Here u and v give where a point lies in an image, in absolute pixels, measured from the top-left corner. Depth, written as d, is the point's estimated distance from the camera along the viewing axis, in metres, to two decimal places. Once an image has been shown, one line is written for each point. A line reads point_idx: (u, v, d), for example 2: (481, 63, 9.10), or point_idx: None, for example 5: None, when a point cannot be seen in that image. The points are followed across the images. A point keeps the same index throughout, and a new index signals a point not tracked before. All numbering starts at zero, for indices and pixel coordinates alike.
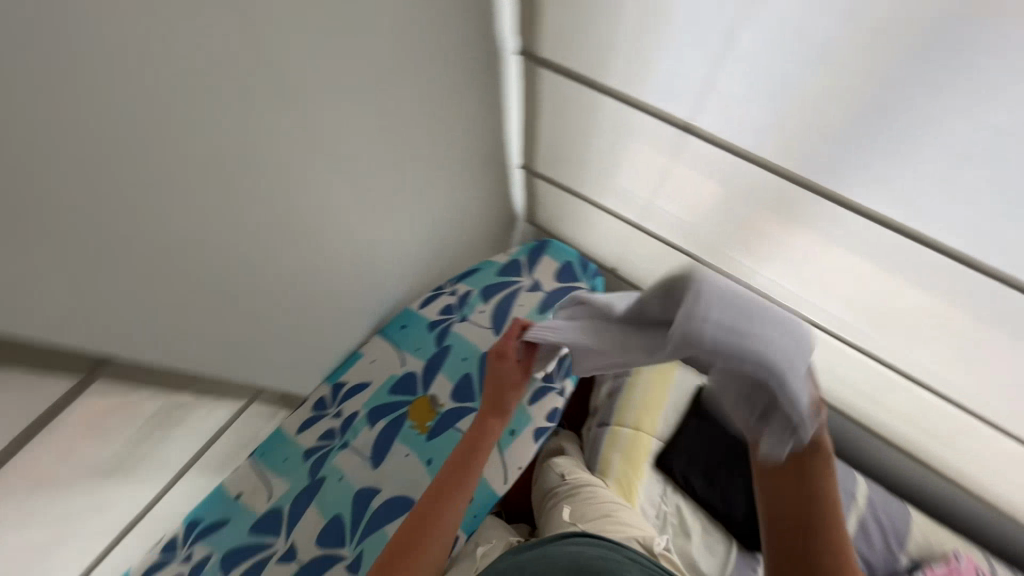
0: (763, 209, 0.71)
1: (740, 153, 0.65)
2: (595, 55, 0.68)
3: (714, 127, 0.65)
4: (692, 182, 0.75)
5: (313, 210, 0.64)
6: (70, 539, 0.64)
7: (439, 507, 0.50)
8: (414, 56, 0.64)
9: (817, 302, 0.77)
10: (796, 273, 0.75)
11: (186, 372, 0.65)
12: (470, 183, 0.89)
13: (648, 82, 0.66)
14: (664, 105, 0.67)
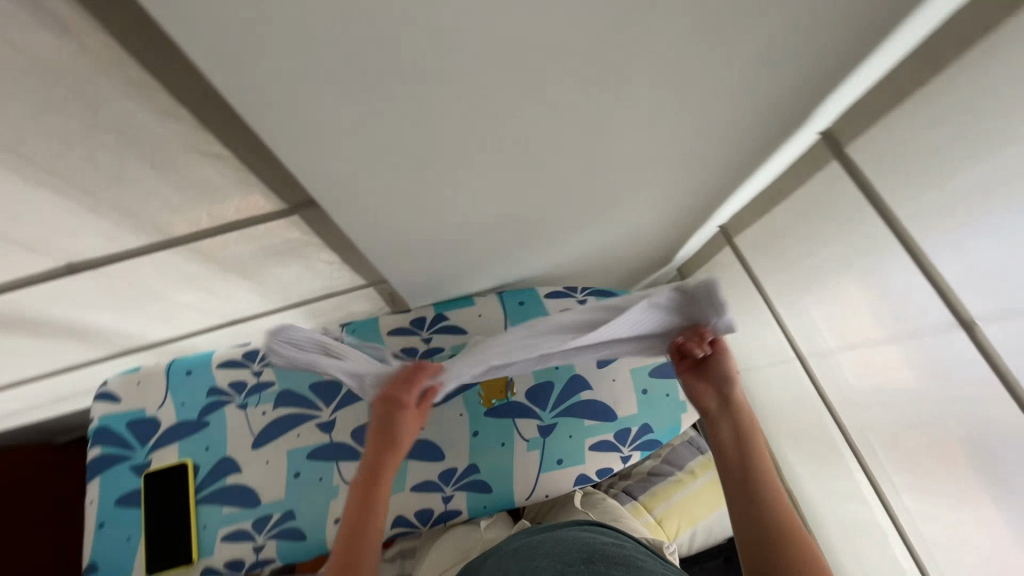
0: (952, 443, 0.61)
1: (982, 394, 0.55)
2: (914, 197, 0.55)
3: (970, 352, 0.55)
4: (899, 363, 0.66)
5: (536, 187, 0.58)
6: (193, 314, 0.73)
7: (365, 540, 0.55)
8: (748, 110, 0.53)
9: (930, 543, 0.69)
10: (933, 513, 0.67)
11: (344, 249, 0.66)
12: (674, 215, 0.81)
13: (946, 264, 0.55)
14: (940, 293, 0.57)
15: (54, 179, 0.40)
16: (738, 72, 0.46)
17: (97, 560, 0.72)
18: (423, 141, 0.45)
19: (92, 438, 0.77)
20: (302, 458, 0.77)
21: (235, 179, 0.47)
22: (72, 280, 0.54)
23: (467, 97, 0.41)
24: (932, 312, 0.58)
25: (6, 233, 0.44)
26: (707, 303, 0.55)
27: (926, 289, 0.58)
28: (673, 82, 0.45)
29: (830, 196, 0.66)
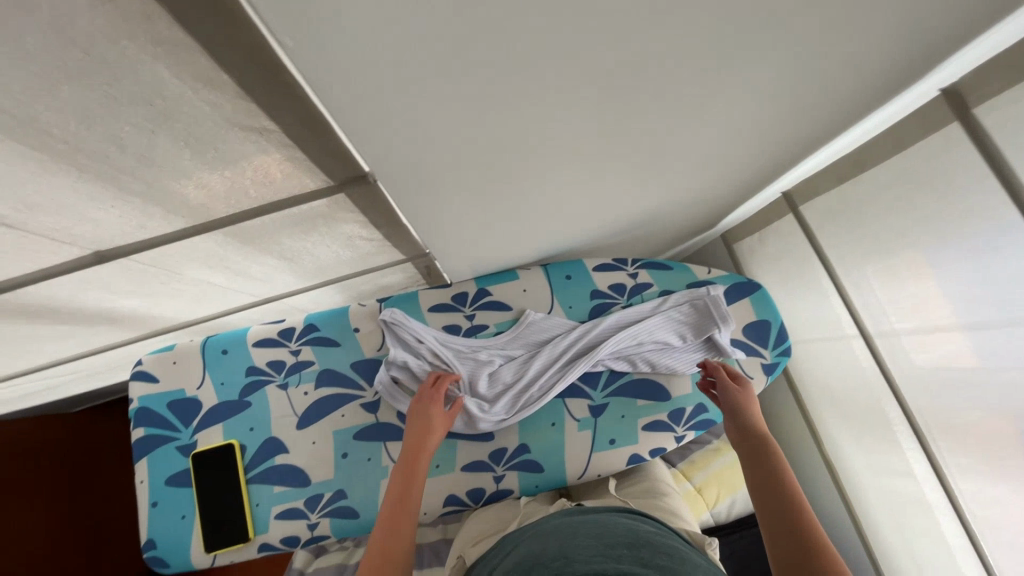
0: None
1: None
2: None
3: None
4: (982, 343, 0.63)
5: (614, 151, 0.51)
6: (227, 295, 0.68)
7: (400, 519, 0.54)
8: (874, 57, 0.45)
9: (984, 521, 0.69)
10: (995, 493, 0.66)
11: (389, 225, 0.60)
12: (743, 179, 0.73)
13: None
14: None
15: (76, 162, 0.34)
16: (887, 11, 0.38)
17: (155, 537, 0.73)
18: (505, 107, 0.38)
19: (134, 419, 0.76)
20: (349, 438, 0.76)
21: (280, 155, 0.40)
22: (101, 268, 0.48)
23: (569, 51, 0.33)
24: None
25: (25, 223, 0.38)
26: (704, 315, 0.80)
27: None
28: (809, 25, 0.37)
29: (938, 158, 0.60)
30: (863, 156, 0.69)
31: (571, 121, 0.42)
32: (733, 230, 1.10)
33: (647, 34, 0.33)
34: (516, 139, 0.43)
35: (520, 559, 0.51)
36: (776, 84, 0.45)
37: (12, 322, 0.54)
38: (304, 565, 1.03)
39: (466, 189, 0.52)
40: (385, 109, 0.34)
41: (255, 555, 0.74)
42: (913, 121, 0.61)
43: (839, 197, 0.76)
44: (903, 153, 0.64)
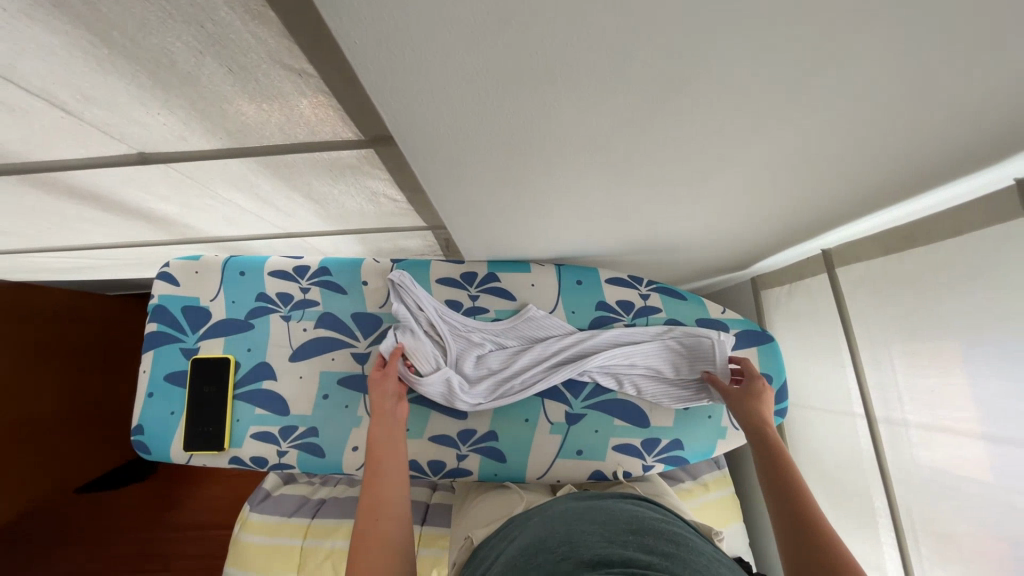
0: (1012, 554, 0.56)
1: None
2: None
3: None
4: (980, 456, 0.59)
5: (643, 169, 0.50)
6: (254, 221, 0.72)
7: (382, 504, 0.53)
8: (942, 131, 0.42)
9: None
10: None
11: (413, 191, 0.62)
12: (779, 225, 0.70)
13: None
14: None
15: (131, 66, 0.36)
16: (961, 87, 0.35)
17: (143, 424, 0.79)
18: (535, 100, 0.38)
19: (150, 313, 0.82)
20: (333, 382, 0.79)
21: (316, 99, 0.42)
22: (141, 168, 0.52)
23: (606, 59, 0.33)
24: None
25: (81, 112, 0.42)
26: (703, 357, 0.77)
27: None
28: (869, 84, 0.35)
29: (994, 253, 0.56)
30: (916, 232, 0.65)
31: (601, 129, 0.42)
32: (763, 276, 1.06)
33: (689, 58, 0.32)
34: (544, 134, 0.43)
35: (527, 540, 0.55)
36: (823, 138, 0.43)
37: (61, 199, 0.60)
38: (272, 487, 1.09)
39: (488, 175, 0.52)
40: (416, 77, 0.35)
41: (225, 464, 0.79)
42: (977, 207, 0.57)
43: (880, 269, 0.72)
44: (958, 239, 0.59)
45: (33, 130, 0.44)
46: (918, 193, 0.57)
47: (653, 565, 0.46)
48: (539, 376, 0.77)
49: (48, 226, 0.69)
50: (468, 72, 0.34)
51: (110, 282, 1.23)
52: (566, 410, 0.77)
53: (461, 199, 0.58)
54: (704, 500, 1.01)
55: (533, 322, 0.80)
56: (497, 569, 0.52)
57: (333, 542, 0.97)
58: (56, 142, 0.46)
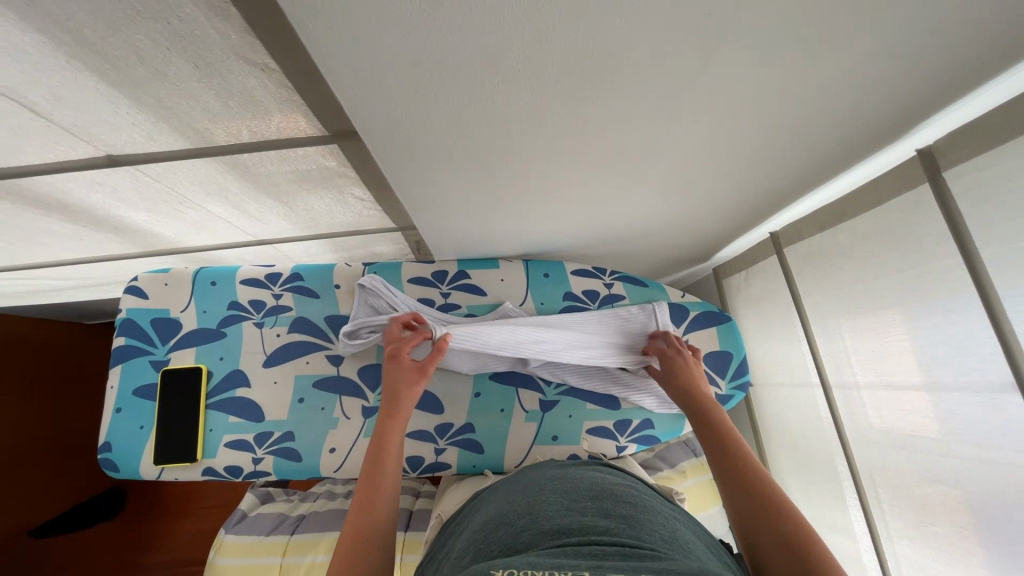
0: (957, 490, 0.60)
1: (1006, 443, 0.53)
2: (1003, 229, 0.51)
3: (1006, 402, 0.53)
4: (915, 406, 0.65)
5: (590, 153, 0.55)
6: (224, 228, 0.73)
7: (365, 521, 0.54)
8: (837, 100, 0.48)
9: None
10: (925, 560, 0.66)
11: (379, 188, 0.65)
12: (724, 208, 0.76)
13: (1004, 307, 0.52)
14: (983, 338, 0.54)
15: (102, 66, 0.39)
16: (841, 56, 0.41)
17: (111, 441, 0.77)
18: (480, 86, 0.42)
19: (118, 328, 0.81)
20: (307, 385, 0.80)
21: (279, 95, 0.45)
22: (109, 171, 0.54)
23: (538, 44, 0.38)
24: (973, 357, 0.56)
25: (50, 113, 0.44)
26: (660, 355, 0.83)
27: (972, 331, 0.55)
28: (766, 56, 0.41)
29: (906, 218, 0.62)
30: (844, 208, 0.71)
31: (545, 111, 0.46)
32: (723, 265, 1.12)
33: (609, 34, 0.37)
34: (496, 120, 0.47)
35: (492, 514, 0.60)
36: (739, 112, 0.49)
37: (27, 209, 0.60)
38: (249, 508, 1.06)
39: (448, 169, 0.56)
40: (371, 67, 0.39)
41: (198, 477, 0.78)
42: (889, 178, 0.64)
43: (820, 245, 0.78)
44: (879, 209, 0.66)
45: (3, 133, 0.46)
46: (839, 169, 0.63)
47: (608, 531, 0.51)
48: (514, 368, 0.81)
49: (10, 241, 0.69)
50: (418, 58, 0.38)
51: (75, 307, 1.21)
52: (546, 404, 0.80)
53: (425, 193, 0.61)
54: (685, 485, 1.03)
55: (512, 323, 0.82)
56: (466, 542, 0.57)
57: (313, 557, 0.94)
58: (23, 145, 0.48)
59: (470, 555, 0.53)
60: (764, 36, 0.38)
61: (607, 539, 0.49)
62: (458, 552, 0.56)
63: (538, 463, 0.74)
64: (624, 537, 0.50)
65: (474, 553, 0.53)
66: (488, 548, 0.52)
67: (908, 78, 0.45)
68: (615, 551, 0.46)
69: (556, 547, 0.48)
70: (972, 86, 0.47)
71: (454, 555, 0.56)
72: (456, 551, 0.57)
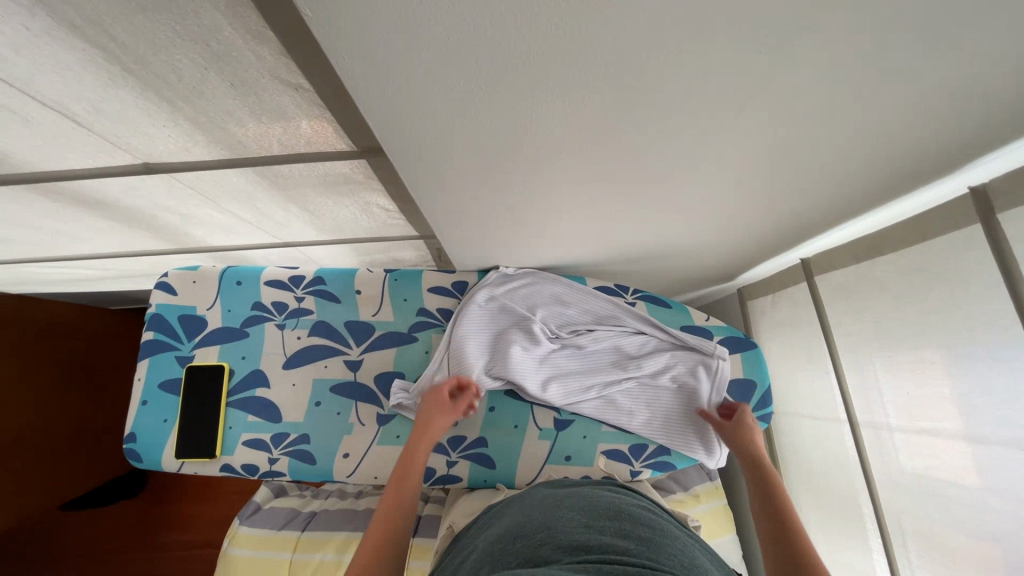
0: (990, 546, 0.57)
1: None
2: None
3: None
4: (950, 453, 0.61)
5: (619, 177, 0.54)
6: (251, 231, 0.75)
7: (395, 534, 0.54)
8: (886, 133, 0.46)
9: None
10: None
11: (404, 200, 0.65)
12: (755, 232, 0.73)
13: None
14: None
15: (142, 82, 0.40)
16: (894, 90, 0.39)
17: (136, 432, 0.80)
18: (511, 110, 0.41)
19: (147, 322, 0.83)
20: (325, 389, 0.81)
21: (311, 112, 0.45)
22: (145, 177, 0.55)
23: (573, 71, 0.37)
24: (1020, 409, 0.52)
25: (92, 124, 0.45)
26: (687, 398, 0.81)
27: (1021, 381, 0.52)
28: (814, 88, 0.39)
29: (952, 256, 0.59)
30: (884, 239, 0.68)
31: (576, 135, 0.45)
32: (748, 286, 1.09)
33: (649, 63, 0.36)
34: (525, 143, 0.46)
35: (507, 526, 0.60)
36: (778, 142, 0.47)
37: (67, 208, 0.63)
38: (263, 500, 1.09)
39: (473, 187, 0.56)
40: (403, 89, 0.38)
41: (216, 473, 0.80)
42: (936, 212, 0.60)
43: (855, 275, 0.74)
44: (923, 243, 0.62)
45: (48, 141, 0.47)
46: (882, 200, 0.60)
47: (628, 551, 0.51)
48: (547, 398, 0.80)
49: (50, 236, 0.72)
50: (450, 82, 0.38)
51: (108, 295, 1.25)
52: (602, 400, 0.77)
53: (449, 209, 0.61)
54: (698, 510, 1.01)
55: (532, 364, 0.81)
56: (482, 552, 0.57)
57: (322, 555, 0.95)
58: (65, 152, 0.49)
59: (487, 563, 0.53)
60: (814, 70, 0.36)
61: (628, 558, 0.48)
62: (474, 560, 0.56)
63: (550, 480, 0.74)
64: (645, 559, 0.49)
65: (492, 563, 0.53)
66: (505, 559, 0.52)
67: (966, 114, 0.42)
68: (637, 571, 0.46)
69: (576, 562, 0.47)
70: None
71: (469, 564, 0.56)
72: (471, 560, 0.56)
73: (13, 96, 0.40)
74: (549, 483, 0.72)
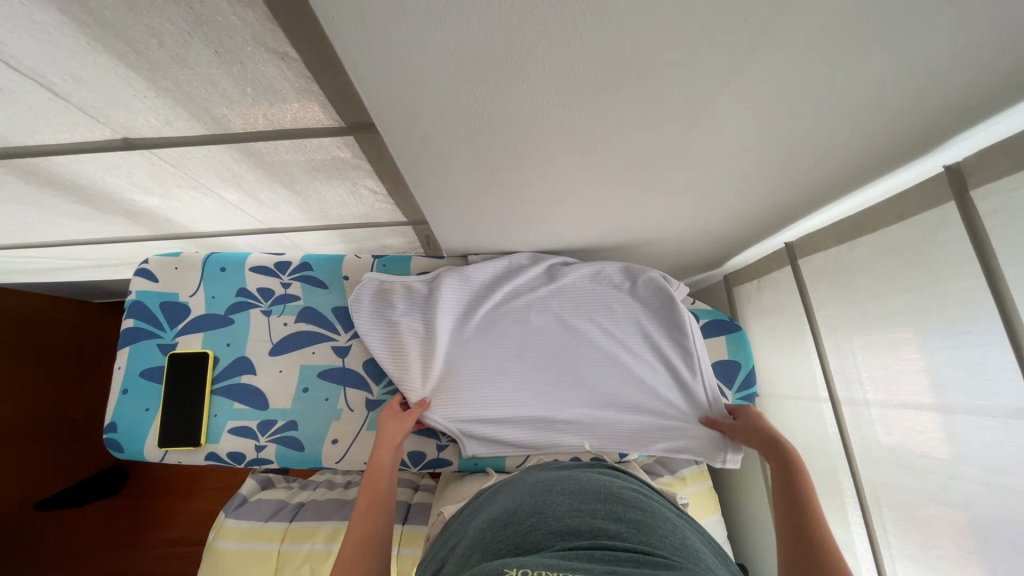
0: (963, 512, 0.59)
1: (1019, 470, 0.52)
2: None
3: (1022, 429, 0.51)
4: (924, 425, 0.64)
5: (607, 157, 0.54)
6: (235, 214, 0.73)
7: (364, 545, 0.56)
8: (866, 112, 0.47)
9: None
10: None
11: (392, 181, 0.64)
12: (740, 215, 0.75)
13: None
14: (996, 359, 0.53)
15: (123, 49, 0.39)
16: (877, 67, 0.40)
17: (116, 421, 0.78)
18: (500, 84, 0.41)
19: (127, 310, 0.81)
20: (313, 375, 0.81)
21: (300, 86, 0.45)
22: (125, 154, 0.53)
23: (562, 44, 0.36)
24: (991, 381, 0.54)
25: (68, 94, 0.44)
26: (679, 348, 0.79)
27: (989, 352, 0.54)
28: (798, 65, 0.39)
29: (928, 235, 0.60)
30: (864, 221, 0.70)
31: (567, 112, 0.45)
32: (735, 273, 1.11)
33: (636, 37, 0.36)
34: (513, 120, 0.46)
35: (499, 510, 0.60)
36: (762, 121, 0.48)
37: (43, 189, 0.61)
38: (248, 493, 1.07)
39: (461, 167, 0.55)
40: (389, 60, 0.38)
41: (201, 462, 0.79)
42: (913, 193, 0.62)
43: (836, 257, 0.76)
44: (901, 223, 0.64)
45: (20, 112, 0.46)
46: (861, 181, 0.62)
47: (619, 535, 0.52)
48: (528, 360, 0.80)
49: (22, 218, 0.69)
50: (437, 53, 0.37)
51: (86, 286, 1.22)
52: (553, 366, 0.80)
53: (438, 190, 0.61)
54: (684, 491, 1.03)
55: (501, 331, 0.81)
56: (472, 540, 0.57)
57: (311, 545, 0.95)
58: (42, 126, 0.48)
59: (479, 551, 0.53)
60: (798, 47, 0.37)
61: (618, 544, 0.49)
62: (465, 548, 0.56)
63: (537, 465, 0.76)
64: (636, 543, 0.51)
65: (483, 551, 0.53)
66: (496, 548, 0.53)
67: (942, 93, 0.43)
68: (628, 557, 0.47)
69: (567, 549, 0.48)
70: (1007, 103, 0.45)
71: (460, 552, 0.56)
72: (463, 547, 0.57)
73: None
74: (537, 467, 0.73)
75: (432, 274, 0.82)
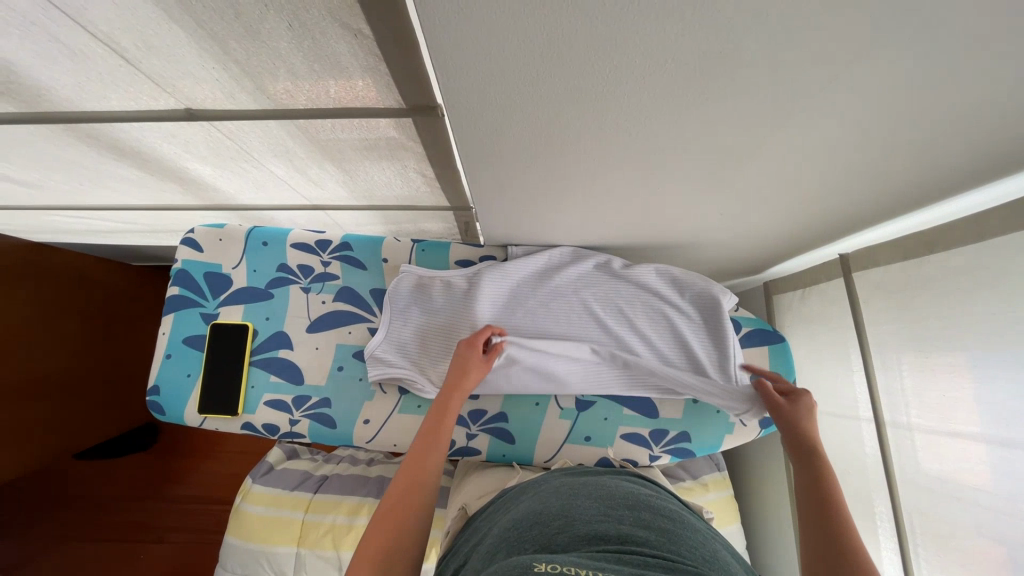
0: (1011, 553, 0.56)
1: None
2: None
3: None
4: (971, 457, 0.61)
5: (673, 157, 0.51)
6: (282, 189, 0.73)
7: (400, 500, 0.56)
8: (969, 127, 0.43)
9: None
10: None
11: (444, 167, 0.63)
12: (798, 223, 0.71)
13: None
14: None
15: (196, 18, 0.38)
16: (995, 80, 0.36)
17: (159, 385, 0.80)
18: (579, 77, 0.39)
19: (172, 277, 0.83)
20: (348, 354, 0.81)
21: (367, 65, 0.44)
22: (187, 125, 0.53)
23: (655, 36, 0.34)
24: None
25: (139, 62, 0.44)
26: (719, 354, 0.78)
27: None
28: (908, 73, 0.36)
29: (1012, 260, 0.56)
30: (936, 238, 0.66)
31: (644, 106, 0.43)
32: (778, 281, 1.07)
33: (737, 35, 0.33)
34: (584, 114, 0.44)
35: (524, 511, 0.60)
36: (851, 131, 0.44)
37: (102, 153, 0.61)
38: (275, 461, 1.10)
39: (519, 159, 0.54)
40: (468, 44, 0.36)
41: (237, 431, 0.81)
42: (1001, 212, 0.58)
43: (898, 274, 0.72)
44: (979, 244, 0.60)
45: (91, 77, 0.46)
46: (941, 197, 0.58)
47: (648, 542, 0.51)
48: (567, 358, 0.80)
49: (79, 180, 0.71)
50: (519, 39, 0.35)
51: (131, 249, 1.26)
52: (590, 365, 0.80)
53: (490, 179, 0.59)
54: (706, 497, 1.01)
55: (540, 326, 0.80)
56: (497, 538, 0.57)
57: (334, 517, 0.97)
58: (110, 92, 0.48)
59: (504, 549, 0.53)
60: (915, 53, 0.34)
61: (647, 549, 0.49)
62: (490, 545, 0.56)
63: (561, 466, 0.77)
64: (666, 551, 0.50)
65: (509, 548, 0.53)
66: (522, 546, 0.52)
67: None
68: (657, 563, 0.46)
69: (595, 551, 0.48)
70: None
71: (485, 548, 0.56)
72: (487, 544, 0.57)
73: (64, 25, 0.39)
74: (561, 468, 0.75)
75: (473, 269, 0.81)
